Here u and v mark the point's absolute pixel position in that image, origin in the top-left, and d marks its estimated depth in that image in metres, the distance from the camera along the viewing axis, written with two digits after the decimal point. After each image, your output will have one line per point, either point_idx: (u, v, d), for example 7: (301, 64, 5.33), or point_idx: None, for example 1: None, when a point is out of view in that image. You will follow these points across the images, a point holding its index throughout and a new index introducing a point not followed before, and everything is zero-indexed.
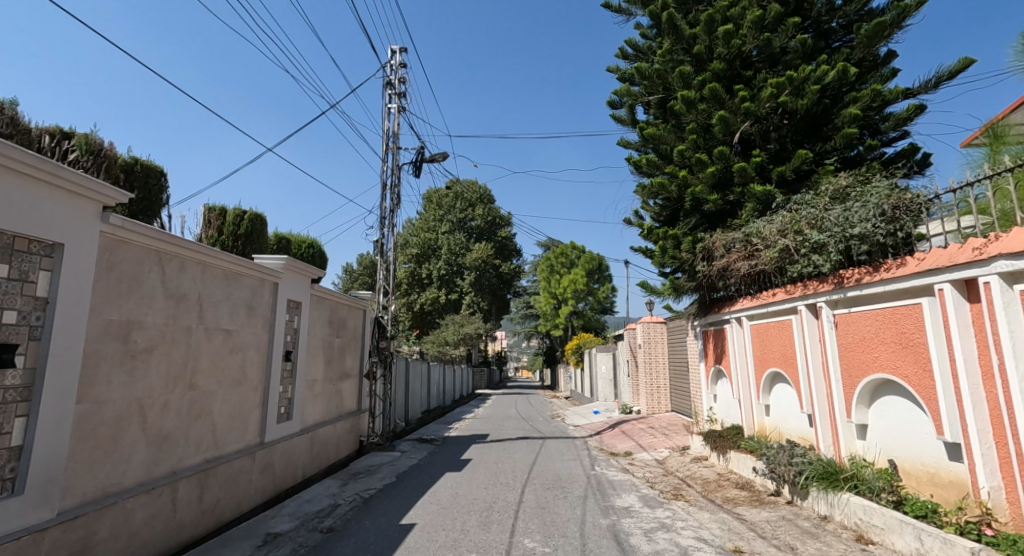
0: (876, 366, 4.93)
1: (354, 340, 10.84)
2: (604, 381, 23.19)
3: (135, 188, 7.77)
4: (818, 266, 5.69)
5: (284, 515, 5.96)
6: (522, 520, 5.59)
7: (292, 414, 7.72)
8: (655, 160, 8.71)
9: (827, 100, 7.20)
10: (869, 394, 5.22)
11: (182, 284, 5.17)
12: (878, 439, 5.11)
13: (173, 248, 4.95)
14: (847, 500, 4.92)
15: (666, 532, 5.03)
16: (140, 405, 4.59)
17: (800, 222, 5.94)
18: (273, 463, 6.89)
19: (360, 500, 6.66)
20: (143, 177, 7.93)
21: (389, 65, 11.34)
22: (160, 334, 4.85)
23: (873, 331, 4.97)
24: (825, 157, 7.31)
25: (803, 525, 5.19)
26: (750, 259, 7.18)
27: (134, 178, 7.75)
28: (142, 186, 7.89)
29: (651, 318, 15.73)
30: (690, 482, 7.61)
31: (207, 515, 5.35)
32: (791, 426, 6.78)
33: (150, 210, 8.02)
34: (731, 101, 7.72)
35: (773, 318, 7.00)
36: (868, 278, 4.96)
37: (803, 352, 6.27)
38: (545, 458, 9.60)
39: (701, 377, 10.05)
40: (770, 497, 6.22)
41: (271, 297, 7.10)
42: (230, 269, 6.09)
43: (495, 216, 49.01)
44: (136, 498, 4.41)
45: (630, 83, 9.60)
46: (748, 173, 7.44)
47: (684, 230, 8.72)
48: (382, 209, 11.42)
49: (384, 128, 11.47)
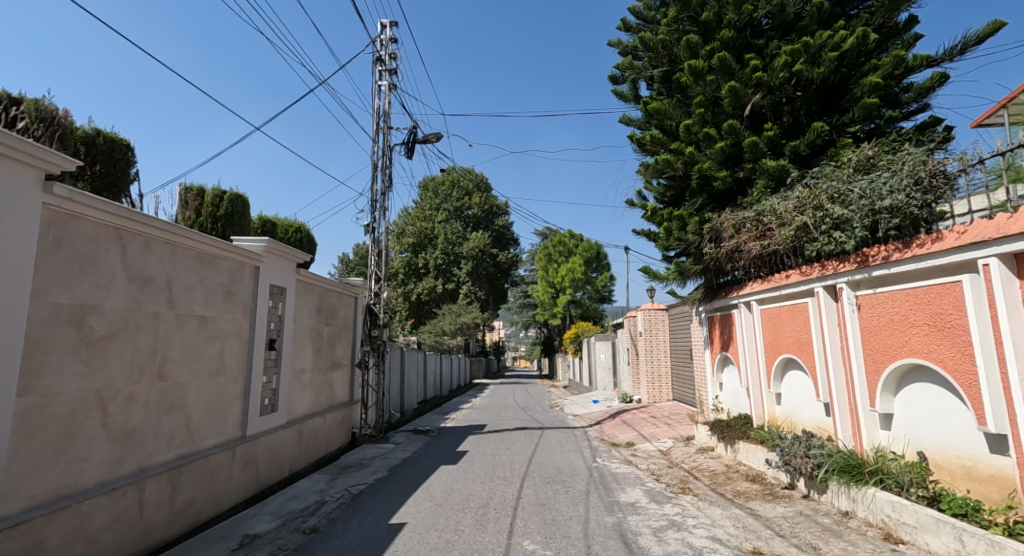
0: (905, 351, 4.53)
1: (345, 329, 10.43)
2: (603, 370, 22.88)
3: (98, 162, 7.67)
4: (839, 244, 5.27)
5: (266, 513, 5.57)
6: (521, 517, 5.21)
7: (277, 405, 7.31)
8: (659, 137, 8.26)
9: (844, 69, 6.75)
10: (895, 381, 4.82)
11: (148, 265, 4.74)
12: (906, 430, 4.71)
13: (134, 226, 4.52)
14: (872, 495, 4.53)
15: (677, 531, 4.64)
16: (99, 398, 4.18)
17: (820, 197, 5.52)
18: (256, 458, 6.49)
19: (348, 496, 6.28)
20: (106, 150, 7.80)
21: (379, 40, 10.82)
22: (122, 320, 4.43)
23: (903, 313, 4.56)
24: (842, 130, 6.87)
25: (823, 522, 4.82)
26: (762, 239, 6.76)
27: (97, 151, 7.64)
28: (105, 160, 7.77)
29: (653, 305, 15.32)
30: (697, 474, 7.24)
31: (180, 516, 4.96)
32: (805, 416, 6.40)
33: (114, 185, 7.94)
34: (741, 71, 7.28)
35: (786, 302, 6.60)
36: (898, 255, 4.54)
37: (820, 337, 5.87)
38: (544, 450, 9.23)
39: (707, 365, 9.67)
40: (784, 491, 5.85)
41: (252, 282, 6.67)
42: (205, 251, 5.65)
43: (492, 205, 48.45)
44: (94, 499, 4.02)
45: (632, 56, 9.13)
46: (759, 148, 7.00)
47: (690, 210, 8.29)
48: (373, 191, 10.96)
49: (375, 107, 10.97)
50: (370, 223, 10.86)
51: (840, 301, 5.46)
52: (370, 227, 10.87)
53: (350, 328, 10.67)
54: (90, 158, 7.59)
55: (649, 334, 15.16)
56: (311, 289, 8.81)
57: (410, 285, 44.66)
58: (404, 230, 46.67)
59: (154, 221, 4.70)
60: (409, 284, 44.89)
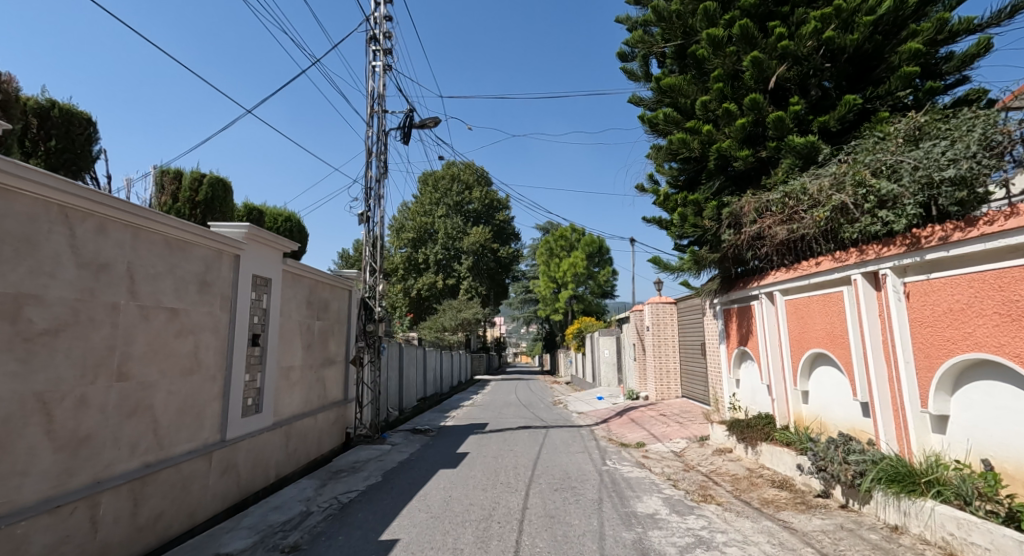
0: (969, 345, 3.98)
1: (339, 324, 9.88)
2: (607, 366, 22.38)
3: (52, 135, 7.59)
4: (884, 225, 4.70)
5: (243, 527, 5.03)
6: (527, 532, 4.67)
7: (262, 406, 6.76)
8: (673, 115, 7.68)
9: (879, 36, 6.15)
10: (952, 379, 4.25)
11: (105, 250, 4.19)
12: (966, 435, 4.14)
13: (84, 204, 3.97)
14: (929, 509, 3.98)
15: (707, 552, 4.08)
16: (41, 401, 3.63)
17: (862, 173, 4.94)
18: (237, 464, 5.95)
19: (337, 506, 5.72)
20: (61, 124, 7.71)
21: (373, 17, 10.22)
22: (71, 312, 3.88)
23: (966, 301, 4.01)
24: (875, 104, 6.29)
25: (869, 538, 4.26)
26: (789, 224, 6.19)
27: (51, 124, 7.57)
28: (61, 134, 7.70)
29: (660, 299, 14.73)
30: (717, 479, 6.69)
31: (144, 532, 4.42)
32: (837, 416, 5.84)
33: (70, 160, 7.82)
34: (764, 41, 6.68)
35: (817, 291, 6.04)
36: (958, 235, 3.97)
37: (857, 330, 5.31)
38: (550, 452, 8.69)
39: (723, 360, 9.12)
40: (818, 500, 5.29)
41: (231, 272, 6.10)
42: (176, 236, 5.09)
43: (493, 199, 47.81)
44: (33, 520, 3.48)
45: (642, 31, 8.53)
46: (784, 124, 6.42)
47: (707, 194, 7.72)
48: (368, 179, 10.37)
49: (368, 89, 10.37)
50: (364, 212, 10.29)
51: (883, 289, 4.89)
52: (364, 216, 10.29)
53: (344, 323, 10.12)
54: (44, 132, 7.54)
55: (657, 329, 14.59)
56: (300, 281, 8.25)
57: (410, 281, 43.96)
58: (404, 225, 46.08)
59: (111, 200, 4.15)
60: (408, 280, 44.20)
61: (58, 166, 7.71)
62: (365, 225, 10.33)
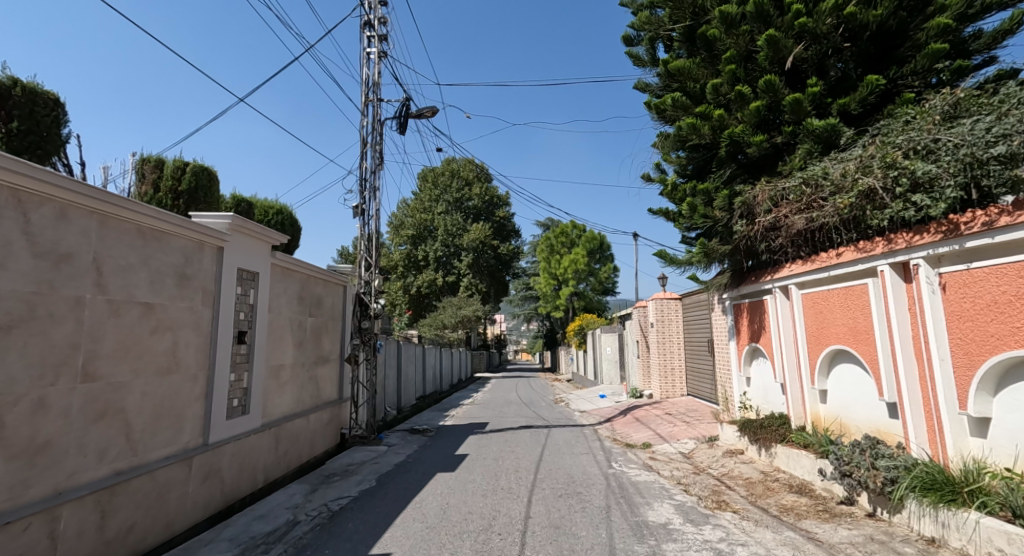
0: (1018, 341, 3.64)
1: (333, 320, 9.52)
2: (610, 364, 22.03)
3: (14, 114, 7.23)
4: (917, 211, 4.34)
5: (224, 539, 4.68)
6: (529, 545, 4.30)
7: (249, 407, 6.39)
8: (682, 100, 7.29)
9: (904, 12, 5.77)
10: (995, 378, 3.89)
11: (65, 239, 3.85)
12: (1014, 440, 3.78)
13: (39, 187, 3.65)
14: (971, 521, 3.63)
15: None
16: None
17: (893, 155, 4.57)
18: (221, 469, 5.59)
19: (327, 514, 5.36)
20: (25, 103, 7.35)
21: (368, 2, 9.83)
22: (25, 308, 3.56)
23: (1015, 293, 3.66)
24: (899, 84, 5.90)
25: (903, 551, 3.91)
26: (807, 212, 5.83)
27: (13, 103, 7.22)
28: (25, 114, 7.34)
29: (665, 294, 14.35)
30: (731, 483, 6.34)
31: (113, 546, 4.08)
32: (861, 417, 5.49)
33: (34, 142, 7.46)
34: (780, 19, 6.31)
35: (838, 284, 5.68)
36: (1005, 220, 3.61)
37: (884, 325, 4.95)
38: (553, 453, 8.35)
39: (732, 358, 8.77)
40: (842, 508, 4.94)
41: (215, 265, 5.74)
42: (152, 225, 4.74)
43: (493, 195, 47.39)
44: None
45: (648, 12, 8.15)
46: (801, 106, 6.05)
47: (717, 183, 7.35)
48: (363, 170, 10.00)
49: (363, 77, 9.99)
50: (359, 205, 9.92)
51: (914, 280, 4.52)
52: (359, 209, 9.92)
53: (338, 320, 9.76)
54: (6, 112, 7.19)
55: (661, 325, 14.23)
56: (291, 276, 7.88)
57: (410, 278, 43.97)
58: (403, 222, 45.69)
59: (63, 180, 3.78)
60: (409, 276, 44.19)
61: (22, 147, 7.35)
62: (359, 219, 9.96)
